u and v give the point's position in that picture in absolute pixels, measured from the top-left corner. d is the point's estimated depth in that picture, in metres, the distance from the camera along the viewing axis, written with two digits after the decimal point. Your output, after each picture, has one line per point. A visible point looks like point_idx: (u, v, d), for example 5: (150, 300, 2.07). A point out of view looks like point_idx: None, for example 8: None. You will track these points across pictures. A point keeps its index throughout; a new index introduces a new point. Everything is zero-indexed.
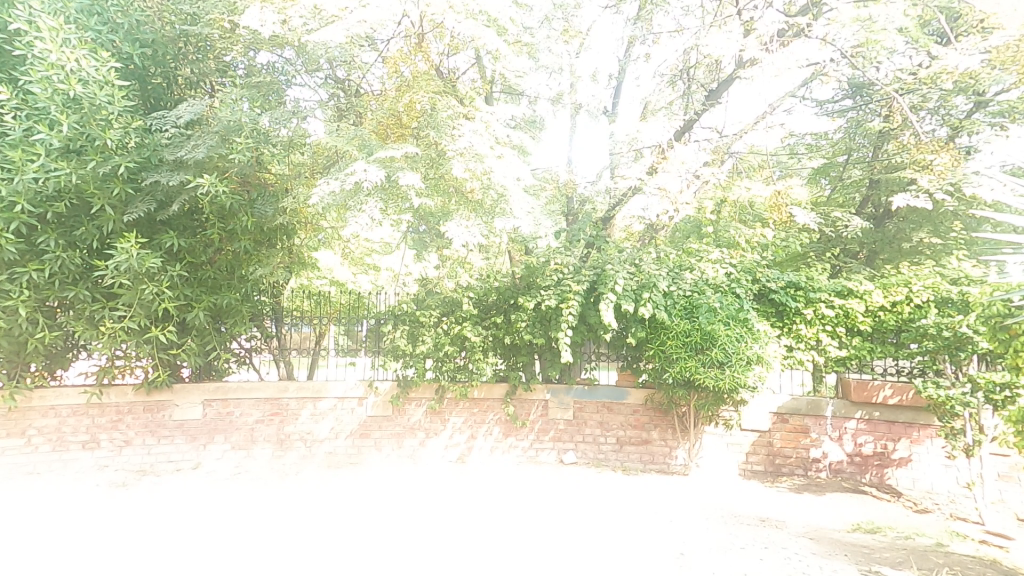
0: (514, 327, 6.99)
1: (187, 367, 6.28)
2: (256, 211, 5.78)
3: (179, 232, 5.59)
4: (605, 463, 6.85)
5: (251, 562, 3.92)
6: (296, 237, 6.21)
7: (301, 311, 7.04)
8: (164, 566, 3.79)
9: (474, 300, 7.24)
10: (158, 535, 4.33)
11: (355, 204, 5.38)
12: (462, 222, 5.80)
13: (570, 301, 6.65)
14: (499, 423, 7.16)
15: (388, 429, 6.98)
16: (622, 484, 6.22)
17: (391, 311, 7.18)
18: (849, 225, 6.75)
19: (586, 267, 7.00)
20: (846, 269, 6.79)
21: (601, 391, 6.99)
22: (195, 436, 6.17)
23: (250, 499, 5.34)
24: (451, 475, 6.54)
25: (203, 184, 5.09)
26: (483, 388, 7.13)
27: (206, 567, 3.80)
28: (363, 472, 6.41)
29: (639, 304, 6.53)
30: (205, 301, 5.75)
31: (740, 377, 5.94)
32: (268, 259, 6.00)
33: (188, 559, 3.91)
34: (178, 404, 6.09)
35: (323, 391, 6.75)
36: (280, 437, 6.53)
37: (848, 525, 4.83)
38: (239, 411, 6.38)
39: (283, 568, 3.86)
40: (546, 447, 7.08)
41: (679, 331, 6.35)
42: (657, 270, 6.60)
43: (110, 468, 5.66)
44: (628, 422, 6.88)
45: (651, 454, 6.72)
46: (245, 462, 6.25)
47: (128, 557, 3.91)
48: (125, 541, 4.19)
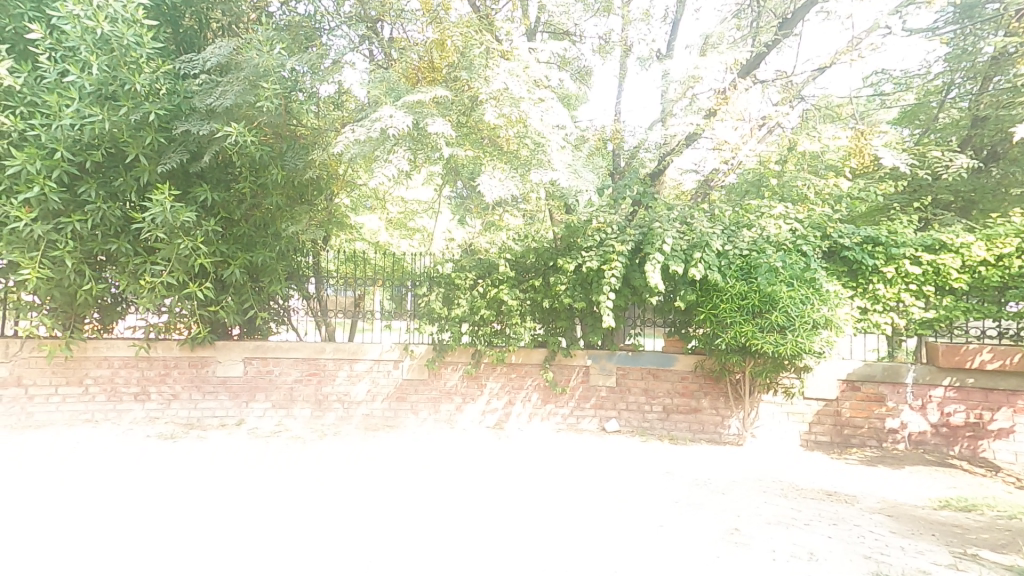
0: (553, 290, 6.63)
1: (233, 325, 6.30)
2: (285, 163, 5.54)
3: (212, 185, 5.47)
4: (650, 431, 6.51)
5: (288, 522, 3.83)
6: (329, 193, 6.12)
7: (340, 273, 6.89)
8: (203, 521, 3.75)
9: (512, 262, 6.91)
10: (199, 490, 4.32)
11: (384, 153, 5.14)
12: (494, 174, 5.43)
13: (614, 264, 6.16)
14: (537, 389, 6.90)
15: (425, 394, 6.84)
16: (670, 455, 5.87)
17: (426, 274, 6.97)
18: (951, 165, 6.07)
19: (630, 226, 6.48)
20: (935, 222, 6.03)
21: (646, 357, 6.60)
22: (238, 394, 6.17)
23: (289, 459, 5.30)
24: (489, 442, 6.36)
25: (230, 134, 4.88)
26: (521, 353, 6.88)
27: (244, 524, 3.73)
28: (400, 436, 6.30)
29: (689, 265, 5.98)
30: (240, 259, 5.66)
31: (805, 342, 5.35)
32: (299, 215, 5.83)
33: (227, 516, 3.86)
34: (220, 361, 6.10)
35: (360, 353, 6.65)
36: (318, 398, 6.49)
37: (934, 502, 4.30)
38: (278, 371, 6.34)
39: (320, 529, 3.74)
40: (587, 414, 6.79)
41: (737, 292, 5.75)
42: (710, 228, 6.06)
43: (161, 420, 5.76)
44: (675, 389, 6.47)
45: (702, 424, 6.31)
46: (285, 421, 6.24)
47: (170, 511, 3.89)
48: (168, 494, 4.20)
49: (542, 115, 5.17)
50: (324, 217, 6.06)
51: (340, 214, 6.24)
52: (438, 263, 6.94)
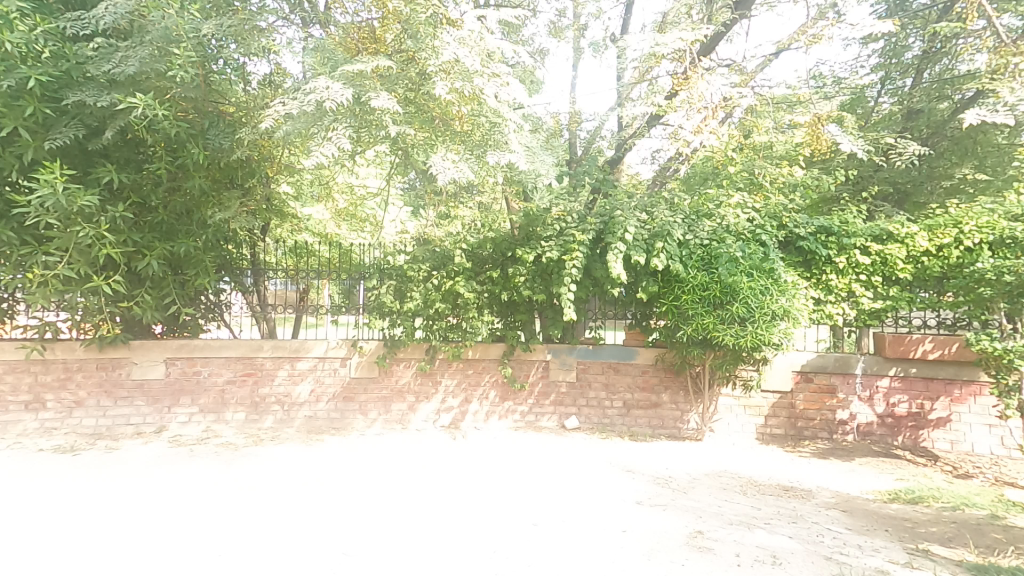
0: (512, 282, 6.32)
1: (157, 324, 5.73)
2: (208, 143, 4.90)
3: (120, 165, 4.81)
4: (610, 428, 6.32)
5: (199, 561, 3.33)
6: (263, 177, 5.47)
7: (283, 267, 6.31)
8: (94, 567, 3.20)
9: (467, 253, 6.51)
10: (106, 525, 3.77)
11: (321, 131, 4.55)
12: (447, 156, 5.02)
13: (575, 255, 5.88)
14: (495, 385, 6.59)
15: (375, 393, 6.41)
16: (629, 452, 5.70)
17: (375, 266, 6.47)
18: (905, 151, 5.93)
19: (592, 214, 6.26)
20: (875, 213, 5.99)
21: (607, 350, 6.38)
22: (158, 399, 5.60)
23: (218, 473, 4.79)
24: (444, 443, 6.01)
25: (136, 107, 4.16)
26: (478, 348, 6.54)
27: (144, 568, 3.21)
28: (347, 439, 5.88)
29: (650, 256, 5.76)
30: (158, 250, 5.00)
31: (765, 334, 5.23)
32: (227, 201, 5.19)
33: (126, 559, 3.32)
34: (137, 363, 5.50)
35: (303, 350, 6.14)
36: (254, 400, 5.95)
37: (884, 495, 4.24)
38: (207, 372, 5.77)
39: (236, 567, 3.26)
40: (546, 412, 6.53)
41: (695, 284, 5.58)
42: (671, 217, 5.86)
43: (58, 432, 5.17)
44: (637, 384, 6.29)
45: (662, 419, 6.16)
46: (215, 427, 5.70)
47: (56, 556, 3.31)
48: (59, 533, 3.61)
49: (498, 91, 4.83)
50: (253, 207, 5.39)
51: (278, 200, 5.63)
52: (387, 254, 6.49)
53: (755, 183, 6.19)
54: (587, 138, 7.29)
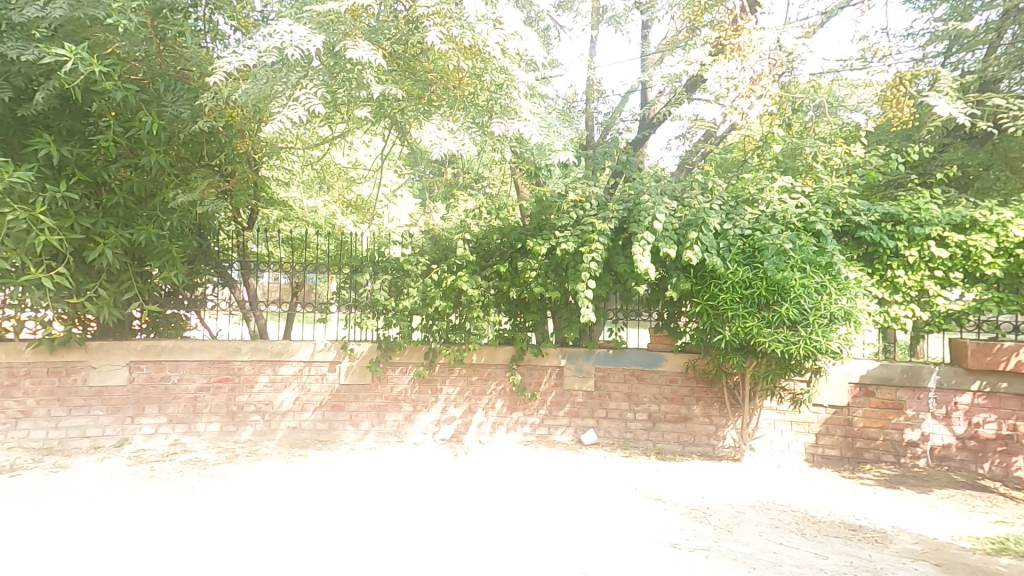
0: (521, 277, 5.59)
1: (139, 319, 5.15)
2: (163, 112, 4.21)
3: (62, 137, 4.10)
4: (633, 444, 5.55)
5: None
6: (247, 161, 4.89)
7: (275, 258, 5.63)
8: None
9: (472, 244, 5.79)
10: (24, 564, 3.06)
11: (286, 91, 3.87)
12: (443, 125, 4.40)
13: (595, 247, 5.13)
14: (502, 394, 5.87)
15: (367, 401, 5.71)
16: (654, 476, 4.92)
17: (367, 258, 5.77)
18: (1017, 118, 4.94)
19: (613, 201, 5.51)
20: (947, 196, 5.08)
21: (628, 356, 5.66)
22: (120, 408, 4.91)
23: (178, 495, 4.11)
24: (443, 460, 5.30)
25: (67, 60, 3.50)
26: (483, 352, 5.85)
27: None
28: (332, 455, 5.18)
29: (683, 249, 4.99)
30: (113, 238, 4.33)
31: (821, 340, 4.41)
32: (194, 180, 4.54)
33: None
34: (95, 368, 4.82)
35: (288, 353, 5.45)
36: (229, 409, 5.26)
37: (988, 546, 3.43)
38: (177, 378, 5.09)
39: None
40: (560, 424, 5.80)
41: (736, 281, 4.79)
42: (707, 203, 5.08)
43: (2, 448, 4.51)
44: (663, 394, 5.53)
45: (692, 435, 5.38)
46: (186, 441, 5.03)
47: None
48: None
49: (504, 42, 4.20)
50: (224, 187, 4.82)
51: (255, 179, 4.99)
52: (380, 245, 5.78)
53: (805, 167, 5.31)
54: (605, 120, 6.53)
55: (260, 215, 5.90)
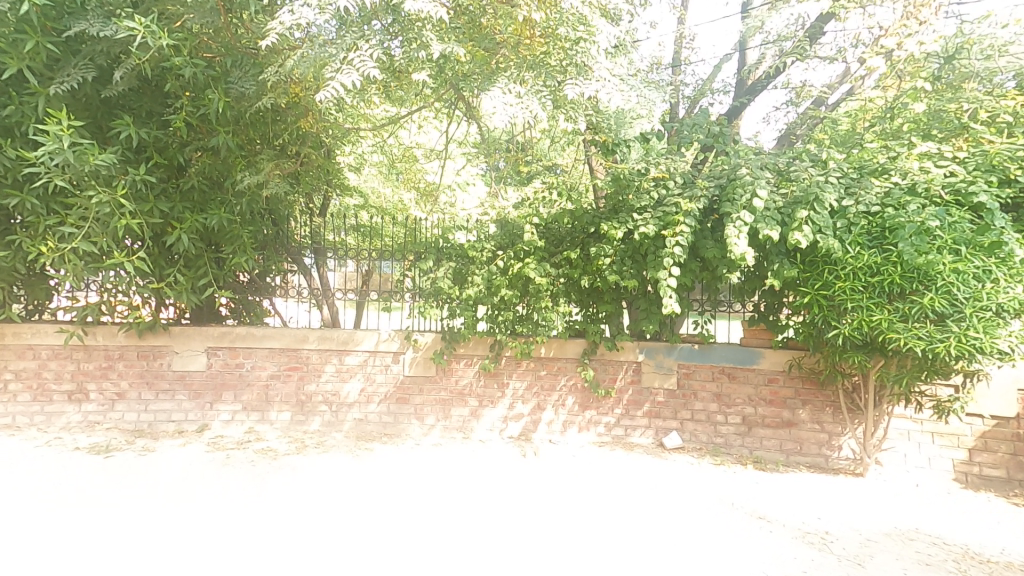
0: (595, 264, 5.07)
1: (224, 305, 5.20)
2: (229, 89, 4.14)
3: (140, 118, 4.14)
4: (725, 451, 4.93)
5: None
6: (307, 140, 4.81)
7: (343, 245, 5.52)
8: None
9: (541, 229, 5.39)
10: (73, 559, 2.85)
11: (340, 52, 3.57)
12: (510, 88, 4.00)
13: (681, 229, 4.48)
14: (573, 390, 5.45)
15: (432, 394, 5.49)
16: (756, 489, 4.28)
17: (431, 244, 5.52)
18: None
19: (701, 176, 4.81)
20: None
21: (717, 352, 5.02)
22: (199, 394, 4.93)
23: (250, 485, 4.00)
24: (511, 460, 4.95)
25: (137, 34, 3.46)
26: (553, 345, 5.45)
27: None
28: (399, 449, 5.00)
29: (787, 231, 4.18)
30: (189, 223, 4.31)
31: (982, 337, 3.54)
32: (260, 162, 4.46)
33: None
34: (177, 353, 4.86)
35: (352, 343, 5.31)
36: (297, 398, 5.18)
37: None
38: (250, 365, 5.04)
39: None
40: (638, 425, 5.28)
41: (860, 267, 3.91)
42: (821, 175, 4.22)
43: (100, 427, 4.62)
44: (761, 395, 4.86)
45: (798, 444, 4.68)
46: (260, 428, 5.00)
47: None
48: (57, 549, 2.94)
49: None
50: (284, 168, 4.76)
51: (324, 163, 5.01)
52: (445, 231, 5.51)
53: (950, 125, 4.37)
54: (691, 94, 5.89)
55: (331, 202, 5.89)
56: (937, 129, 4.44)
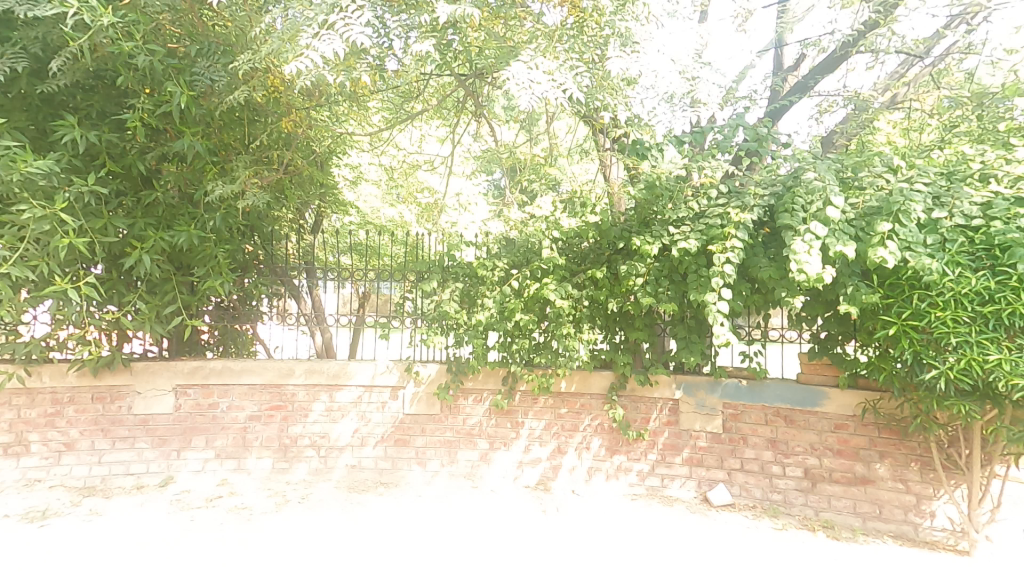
0: (625, 285, 4.36)
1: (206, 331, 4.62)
2: (195, 82, 3.50)
3: (87, 118, 3.52)
4: (785, 511, 4.11)
5: None
6: (291, 140, 4.15)
7: (337, 264, 4.88)
8: None
9: (561, 245, 4.73)
10: None
11: (318, 15, 2.93)
12: (536, 63, 3.32)
13: (732, 244, 3.76)
14: (599, 432, 4.72)
15: (435, 435, 4.78)
16: (836, 562, 3.44)
17: (435, 263, 4.87)
18: None
19: (752, 184, 3.96)
20: None
21: (771, 391, 4.25)
22: (165, 440, 4.25)
23: (213, 551, 3.27)
24: (528, 515, 4.17)
25: (70, 11, 2.85)
26: (575, 378, 4.75)
27: None
28: (396, 500, 4.26)
29: (864, 246, 3.38)
30: (151, 242, 3.66)
31: None
32: (235, 169, 3.81)
33: None
34: (141, 393, 4.20)
35: (344, 376, 4.63)
36: (280, 442, 4.48)
37: None
38: (226, 405, 4.36)
39: None
40: (677, 475, 4.51)
41: (964, 292, 3.09)
42: (903, 181, 3.36)
43: (44, 485, 3.93)
44: (827, 444, 4.06)
45: (876, 506, 3.87)
46: (235, 479, 4.29)
47: None
48: None
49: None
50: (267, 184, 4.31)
51: (320, 177, 4.71)
52: (450, 248, 4.78)
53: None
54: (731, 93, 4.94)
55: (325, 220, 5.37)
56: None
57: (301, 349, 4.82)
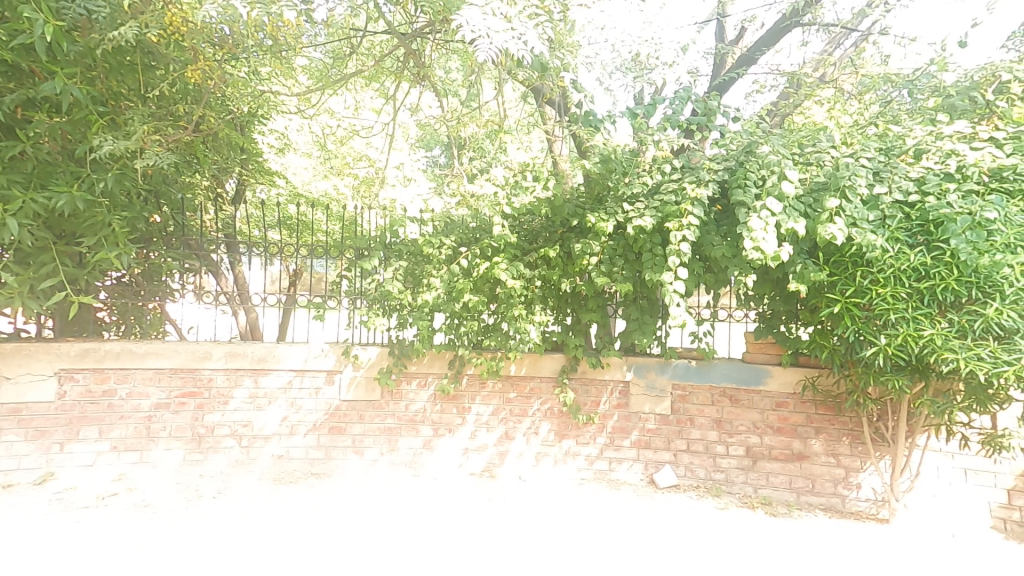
0: (578, 264, 4.19)
1: (103, 309, 4.05)
2: (64, 11, 2.93)
3: None
4: (729, 490, 4.14)
5: None
6: (203, 89, 3.58)
7: (266, 239, 4.41)
8: None
9: (512, 223, 4.53)
10: None
11: None
12: (491, 8, 3.02)
13: (688, 222, 3.67)
14: (549, 416, 4.57)
15: (374, 422, 4.44)
16: (777, 538, 3.45)
17: (376, 239, 4.50)
18: None
19: (704, 159, 3.98)
20: None
21: (719, 371, 4.25)
22: (43, 433, 3.60)
23: (97, 556, 2.79)
24: (472, 502, 3.95)
25: None
26: (525, 361, 4.56)
27: None
28: (326, 490, 3.92)
29: (813, 224, 3.41)
30: (19, 204, 3.04)
31: None
32: (130, 123, 3.27)
33: None
34: (11, 380, 3.53)
35: (273, 358, 4.19)
36: (193, 432, 3.98)
37: None
38: (126, 392, 3.80)
39: None
40: (625, 457, 4.44)
41: (902, 269, 3.18)
42: (848, 157, 3.43)
43: None
44: (769, 422, 4.10)
45: (810, 481, 3.95)
46: (136, 475, 3.76)
47: None
48: None
49: None
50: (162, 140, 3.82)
51: (240, 142, 4.36)
52: (393, 224, 4.47)
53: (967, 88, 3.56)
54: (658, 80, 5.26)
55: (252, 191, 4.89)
56: (955, 95, 3.62)
57: (220, 330, 4.33)
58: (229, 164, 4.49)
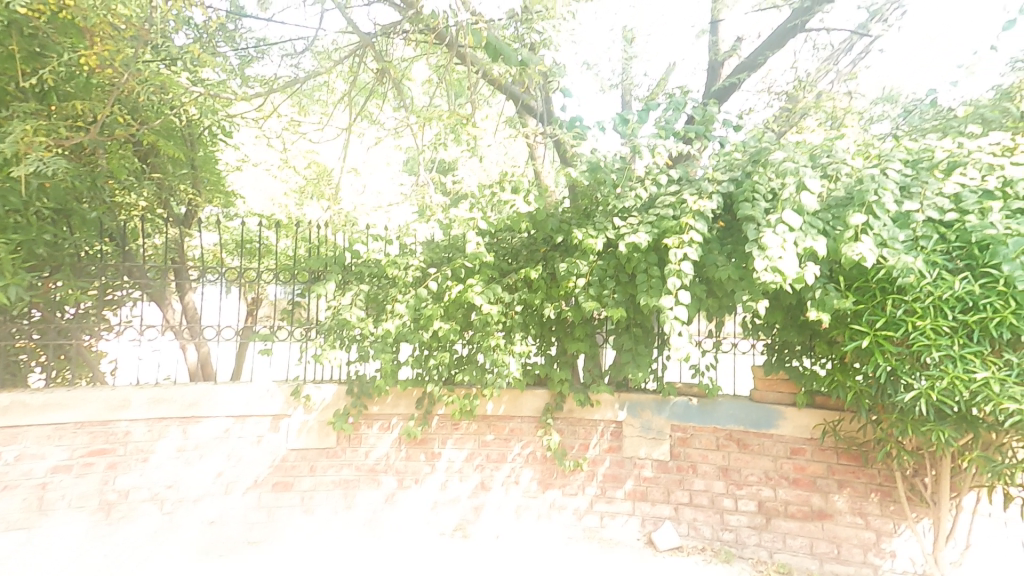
0: (563, 287, 3.65)
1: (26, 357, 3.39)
2: None
3: None
4: (740, 553, 3.54)
5: None
6: (115, 78, 3.05)
7: (207, 261, 3.83)
8: None
9: (488, 242, 4.01)
10: None
11: None
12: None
13: (690, 238, 3.16)
14: (531, 462, 3.98)
15: (327, 474, 3.85)
16: None
17: (334, 260, 3.93)
18: None
19: (708, 170, 3.48)
20: None
21: (726, 411, 3.69)
22: None
23: None
24: (436, 570, 3.32)
25: None
26: (505, 397, 3.99)
27: None
28: (260, 564, 3.31)
29: (835, 244, 2.90)
30: None
31: None
32: (8, 122, 2.73)
33: None
34: None
35: (206, 400, 3.59)
36: (101, 499, 3.34)
37: None
38: (13, 456, 3.12)
39: None
40: (619, 510, 3.84)
41: (943, 298, 2.63)
42: (876, 166, 2.92)
43: None
44: (786, 473, 3.53)
45: (834, 545, 3.38)
46: (22, 560, 3.07)
47: None
48: None
49: None
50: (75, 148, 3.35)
51: (179, 154, 3.90)
52: (352, 242, 3.92)
53: (1001, 96, 3.11)
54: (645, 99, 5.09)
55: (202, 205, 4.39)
56: (991, 101, 3.15)
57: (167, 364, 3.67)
58: (169, 181, 3.96)
